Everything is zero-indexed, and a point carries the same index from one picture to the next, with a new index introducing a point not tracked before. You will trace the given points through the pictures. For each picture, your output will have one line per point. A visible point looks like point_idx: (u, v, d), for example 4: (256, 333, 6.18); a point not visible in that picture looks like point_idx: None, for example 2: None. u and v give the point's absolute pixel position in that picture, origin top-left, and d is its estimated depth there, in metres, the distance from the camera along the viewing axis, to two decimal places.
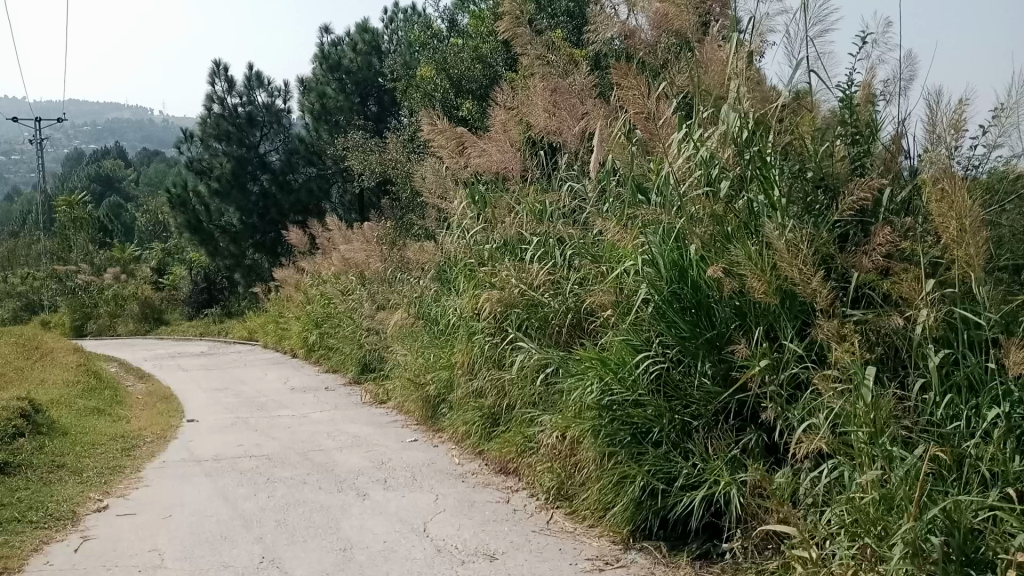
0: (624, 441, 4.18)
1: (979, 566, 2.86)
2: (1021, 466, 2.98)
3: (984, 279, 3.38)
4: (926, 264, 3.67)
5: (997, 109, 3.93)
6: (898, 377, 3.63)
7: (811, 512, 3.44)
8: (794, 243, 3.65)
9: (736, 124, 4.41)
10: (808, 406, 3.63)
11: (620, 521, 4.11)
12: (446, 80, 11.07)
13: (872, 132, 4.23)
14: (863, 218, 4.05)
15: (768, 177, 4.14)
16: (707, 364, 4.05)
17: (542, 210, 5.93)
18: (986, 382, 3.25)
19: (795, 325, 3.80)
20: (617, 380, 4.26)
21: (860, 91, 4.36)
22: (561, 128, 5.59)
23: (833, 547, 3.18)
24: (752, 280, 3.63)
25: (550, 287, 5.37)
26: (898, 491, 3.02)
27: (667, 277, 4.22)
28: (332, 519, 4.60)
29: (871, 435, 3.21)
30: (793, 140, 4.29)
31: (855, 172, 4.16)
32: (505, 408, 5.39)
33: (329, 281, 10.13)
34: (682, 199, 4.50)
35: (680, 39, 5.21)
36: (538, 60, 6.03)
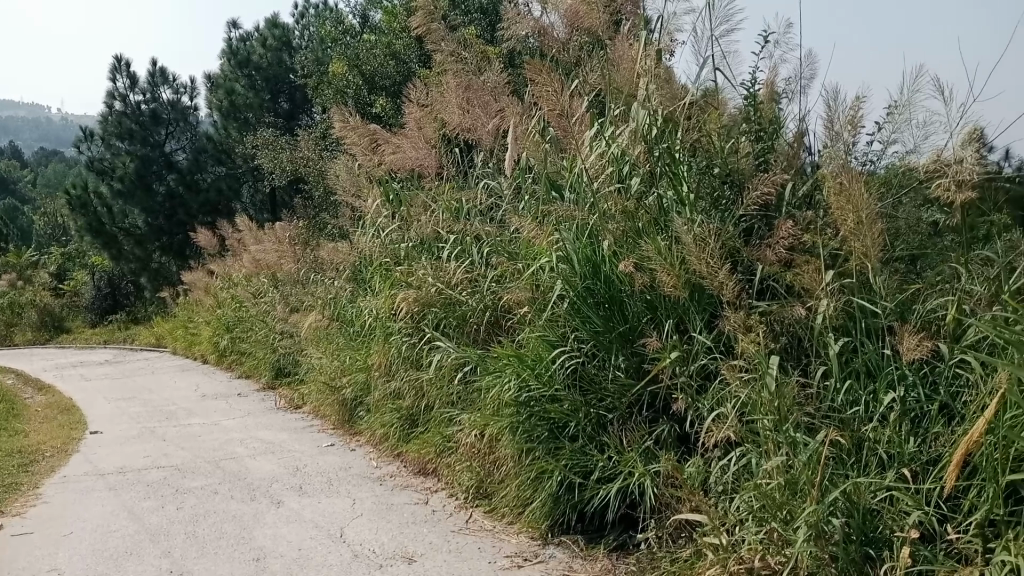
0: (541, 437, 4.19)
1: (877, 544, 3.00)
2: (915, 448, 3.12)
3: (879, 269, 3.52)
4: (826, 256, 3.81)
5: (891, 107, 4.12)
6: (801, 365, 3.74)
7: (721, 499, 3.53)
8: (702, 237, 3.73)
9: (645, 122, 4.48)
10: (717, 396, 3.71)
11: (538, 517, 4.12)
12: (358, 77, 10.89)
13: (776, 129, 4.35)
14: (768, 213, 4.16)
15: (677, 173, 4.25)
16: (620, 358, 4.09)
17: (459, 208, 5.87)
18: (883, 368, 3.39)
19: (704, 317, 3.89)
20: (534, 376, 4.27)
21: (764, 89, 4.49)
22: (475, 125, 5.50)
23: (742, 533, 3.26)
24: (662, 275, 3.71)
25: (467, 286, 5.30)
26: (801, 475, 3.12)
27: (581, 273, 4.25)
28: (245, 528, 4.46)
29: (776, 422, 3.31)
30: (701, 137, 4.39)
31: (761, 168, 4.27)
32: (422, 409, 5.31)
33: (241, 284, 9.85)
34: (595, 195, 4.53)
35: (591, 37, 5.25)
36: (451, 56, 5.97)
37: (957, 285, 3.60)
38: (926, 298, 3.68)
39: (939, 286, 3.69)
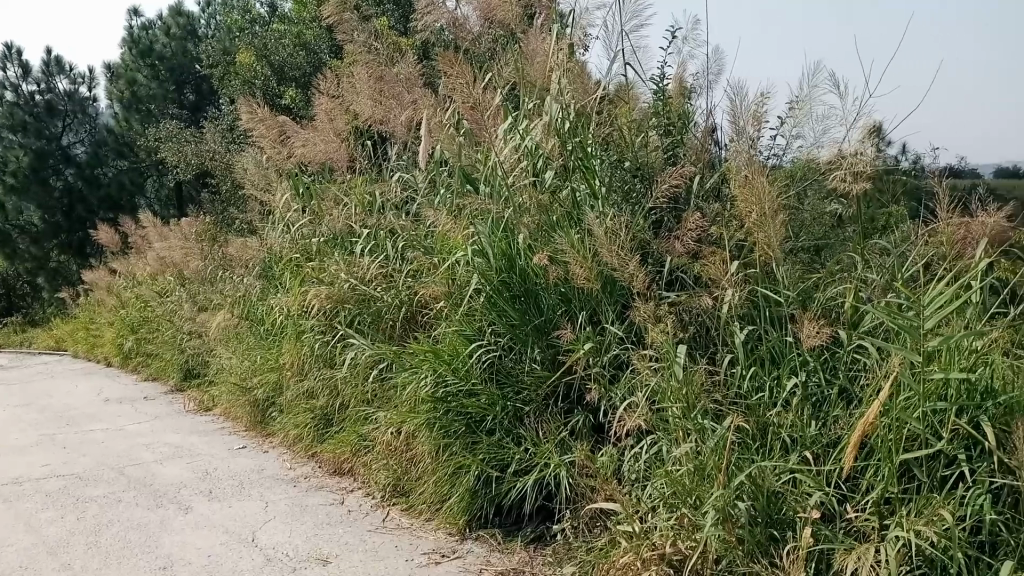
0: (458, 432, 4.15)
1: (781, 525, 3.09)
2: (816, 431, 3.24)
3: (781, 260, 3.64)
4: (732, 247, 3.91)
5: (793, 103, 4.25)
6: (709, 353, 3.83)
7: (635, 487, 3.59)
8: (613, 230, 3.77)
9: (558, 116, 4.50)
10: (630, 386, 3.78)
11: (455, 512, 4.09)
12: (266, 67, 10.57)
13: (684, 124, 4.45)
14: (677, 206, 4.24)
15: (591, 168, 4.29)
16: (536, 350, 4.11)
17: (372, 202, 5.79)
18: (786, 354, 3.52)
19: (616, 308, 3.95)
20: (451, 370, 4.23)
21: (674, 84, 4.60)
22: (388, 117, 5.41)
23: (654, 520, 3.32)
24: (575, 267, 3.73)
25: (382, 281, 5.19)
26: (709, 461, 3.22)
27: (496, 267, 4.24)
28: (151, 536, 4.28)
29: (684, 409, 3.40)
30: (613, 131, 4.43)
31: (670, 161, 4.37)
32: (338, 408, 5.20)
33: (146, 283, 9.46)
34: (510, 189, 4.52)
35: (505, 31, 5.22)
36: (363, 47, 5.85)
37: (854, 273, 3.75)
38: (827, 287, 3.82)
39: (838, 275, 3.83)
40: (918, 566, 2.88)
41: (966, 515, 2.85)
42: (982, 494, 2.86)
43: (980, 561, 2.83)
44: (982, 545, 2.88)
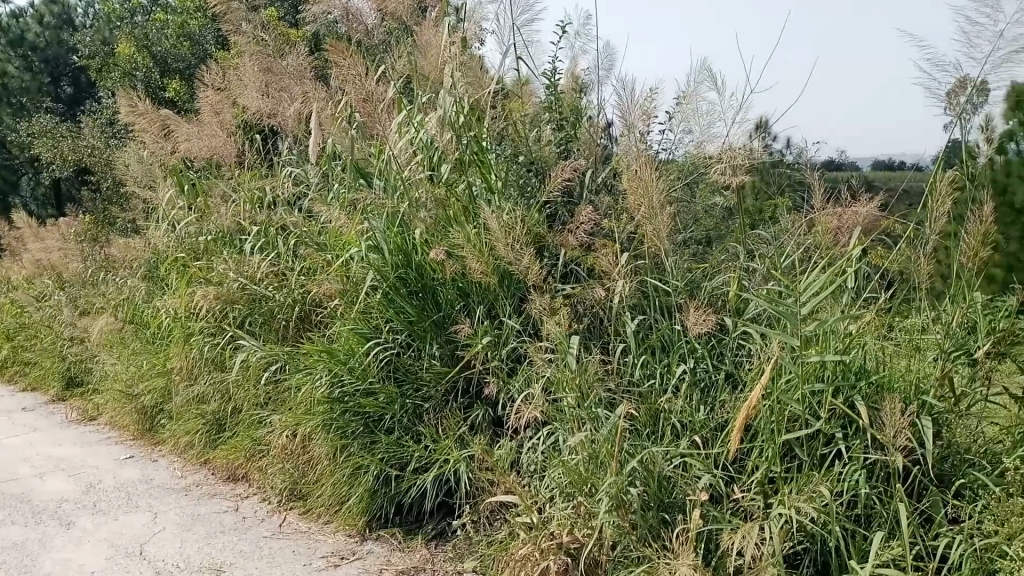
0: (356, 432, 4.07)
1: (672, 508, 3.17)
2: (704, 415, 3.34)
3: (669, 251, 3.74)
4: (622, 239, 4.00)
5: (681, 98, 4.34)
6: (603, 344, 3.89)
7: (533, 479, 3.61)
8: (508, 223, 3.78)
9: (452, 109, 4.41)
10: (527, 379, 3.79)
11: (355, 513, 4.02)
12: (147, 57, 10.12)
13: (577, 119, 4.43)
14: (570, 199, 4.27)
15: (485, 162, 4.27)
16: (434, 346, 4.04)
17: (262, 199, 5.61)
18: (675, 342, 3.62)
19: (513, 302, 3.95)
20: (347, 370, 4.08)
21: (566, 79, 4.61)
22: (277, 110, 5.24)
23: (551, 510, 3.36)
24: (471, 261, 3.70)
25: (274, 280, 5.02)
26: (602, 449, 3.27)
27: (392, 262, 4.12)
28: (28, 555, 4.02)
29: (578, 399, 3.47)
30: (507, 126, 4.43)
31: (562, 156, 4.39)
32: (230, 412, 5.03)
33: (21, 287, 8.87)
34: (405, 182, 4.39)
35: (399, 23, 5.07)
36: (250, 38, 5.67)
37: (739, 263, 3.89)
38: (713, 276, 3.95)
39: (723, 264, 3.97)
40: (800, 541, 3.00)
41: (843, 490, 2.99)
42: (858, 469, 3.01)
43: (856, 533, 2.97)
44: (858, 518, 3.02)
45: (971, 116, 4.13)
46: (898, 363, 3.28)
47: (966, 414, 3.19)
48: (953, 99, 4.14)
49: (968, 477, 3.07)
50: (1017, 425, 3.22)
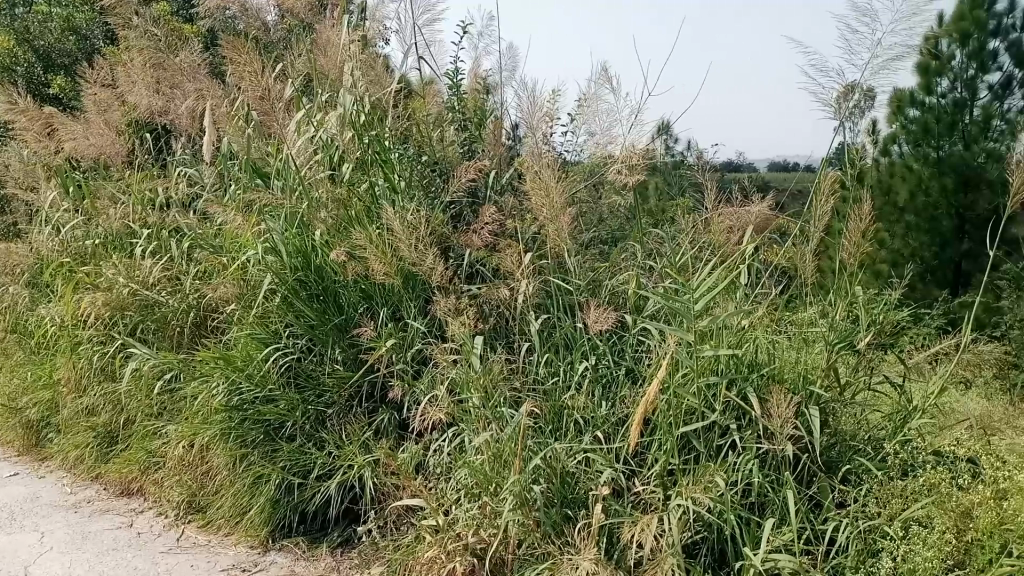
0: (256, 440, 3.94)
1: (574, 504, 3.20)
2: (606, 411, 3.39)
3: (571, 251, 3.78)
4: (525, 239, 4.00)
5: (582, 100, 4.40)
6: (507, 344, 3.89)
7: (439, 481, 3.59)
8: (412, 223, 3.70)
9: (352, 108, 4.32)
10: (431, 381, 3.75)
11: (256, 524, 3.89)
12: (27, 52, 9.57)
13: (480, 119, 4.46)
14: (475, 199, 4.23)
15: (387, 161, 4.14)
16: (336, 350, 3.95)
17: (154, 200, 5.39)
18: (578, 339, 3.67)
19: (418, 303, 3.87)
20: (245, 377, 3.93)
21: (469, 80, 4.61)
22: (169, 107, 5.04)
23: (457, 512, 3.35)
24: (373, 262, 3.61)
25: (167, 285, 4.82)
26: (505, 448, 3.27)
27: (291, 265, 3.99)
28: None
29: (484, 399, 3.44)
30: (411, 126, 4.37)
31: (467, 156, 4.38)
32: (123, 424, 4.81)
33: None
34: (305, 182, 4.28)
35: (298, 21, 4.93)
36: (139, 32, 5.45)
37: (638, 262, 3.97)
38: (614, 274, 4.02)
39: (623, 263, 4.04)
40: (698, 531, 3.07)
41: (737, 479, 3.09)
42: (751, 459, 3.10)
43: (751, 521, 3.07)
44: (752, 506, 3.13)
45: (856, 119, 4.33)
46: (787, 356, 3.41)
47: (850, 402, 3.34)
48: (839, 103, 4.33)
49: (853, 463, 3.21)
50: (898, 412, 3.39)
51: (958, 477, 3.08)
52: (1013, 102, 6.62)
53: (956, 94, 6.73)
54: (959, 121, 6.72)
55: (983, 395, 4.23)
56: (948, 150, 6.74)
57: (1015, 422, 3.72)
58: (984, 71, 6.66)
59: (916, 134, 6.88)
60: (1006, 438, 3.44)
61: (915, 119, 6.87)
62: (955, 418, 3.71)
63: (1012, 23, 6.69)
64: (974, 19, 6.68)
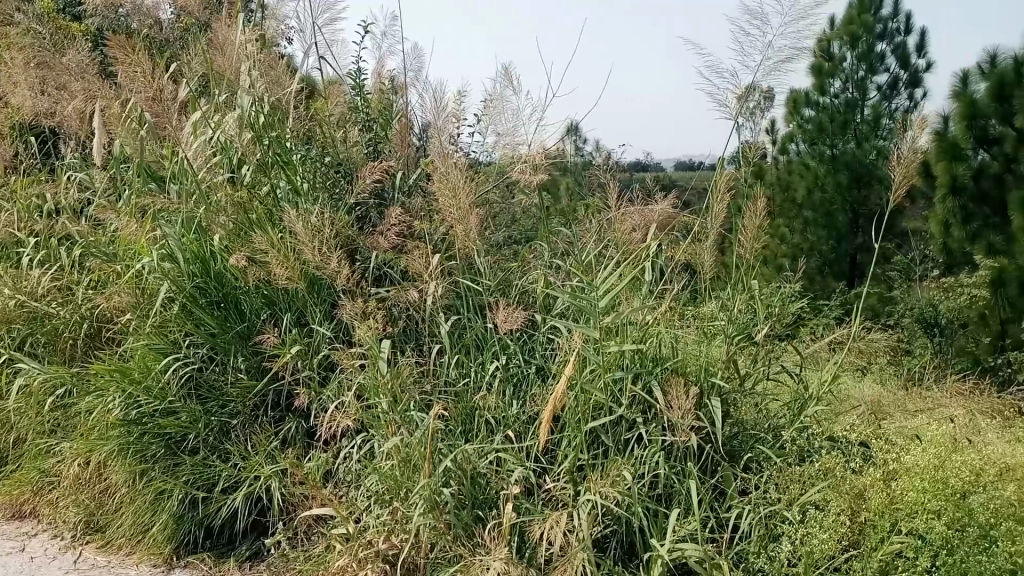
0: (157, 455, 3.78)
1: (485, 505, 3.20)
2: (517, 409, 3.39)
3: (479, 251, 3.76)
4: (433, 241, 3.96)
5: (487, 101, 4.38)
6: (417, 347, 3.85)
7: (348, 489, 3.52)
8: (315, 226, 3.62)
9: (251, 109, 4.20)
10: (339, 386, 3.67)
11: (159, 542, 3.73)
12: None
13: (386, 120, 4.35)
14: (381, 200, 4.16)
15: (289, 163, 4.06)
16: (239, 358, 3.83)
17: (40, 207, 5.13)
18: (488, 340, 3.67)
19: (323, 308, 3.80)
20: (142, 390, 3.77)
21: (373, 80, 4.53)
22: (55, 109, 4.84)
23: (367, 520, 3.29)
24: (274, 268, 3.51)
25: (58, 295, 4.58)
26: (415, 452, 3.22)
27: (188, 271, 3.85)
28: None
29: (391, 403, 3.35)
30: (315, 127, 4.28)
31: (373, 157, 4.30)
32: (12, 443, 4.53)
33: None
34: (202, 185, 4.14)
35: (193, 19, 4.77)
36: (21, 31, 5.19)
37: (546, 261, 3.99)
38: (523, 273, 4.04)
39: (531, 263, 4.06)
40: (607, 525, 3.11)
41: (644, 472, 3.14)
42: (657, 452, 3.15)
43: (658, 513, 3.13)
44: (659, 498, 3.19)
45: (756, 119, 4.47)
46: (690, 350, 3.49)
47: (751, 393, 3.45)
48: (739, 104, 4.46)
49: (755, 451, 3.31)
50: (796, 400, 3.52)
51: (851, 461, 3.22)
52: (900, 102, 6.98)
53: (848, 95, 7.08)
54: (851, 120, 7.03)
55: (876, 381, 4.44)
56: (841, 148, 7.04)
57: (904, 405, 3.92)
58: (872, 73, 6.99)
59: (812, 133, 7.19)
60: (895, 422, 3.62)
61: (810, 118, 7.19)
62: (850, 404, 3.87)
63: (897, 26, 7.01)
64: (862, 23, 6.98)
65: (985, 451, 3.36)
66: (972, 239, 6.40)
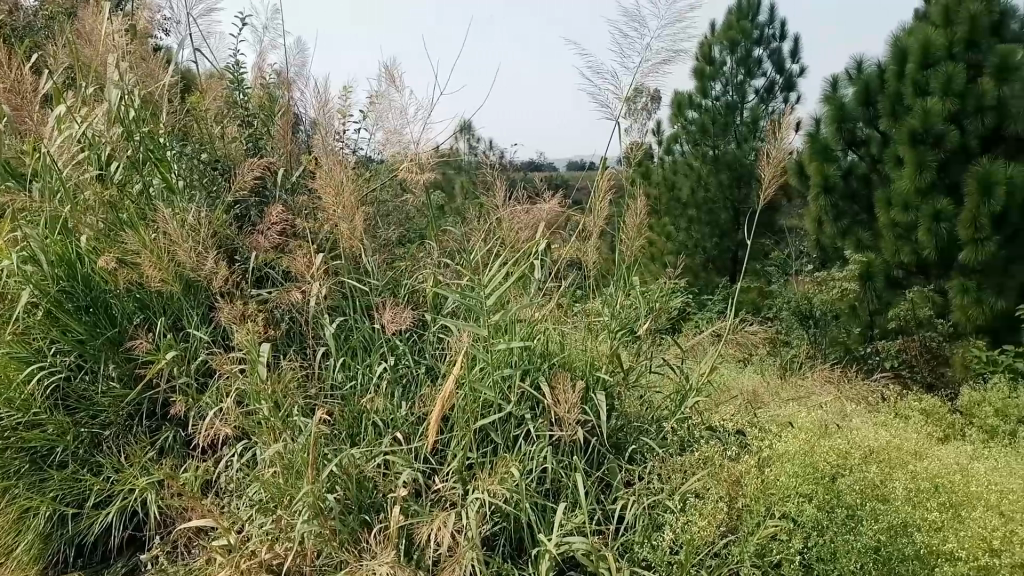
0: (20, 470, 3.54)
1: (372, 508, 3.16)
2: (405, 411, 3.35)
3: (365, 250, 3.70)
4: (317, 240, 3.86)
5: (371, 98, 4.29)
6: (301, 349, 3.76)
7: (230, 498, 3.40)
8: (190, 225, 3.48)
9: (120, 103, 3.99)
10: (219, 391, 3.53)
11: (24, 563, 3.49)
12: None
13: (267, 115, 4.22)
14: (262, 198, 4.04)
15: (163, 159, 3.88)
16: (111, 366, 3.63)
17: None
18: (375, 341, 3.61)
19: (199, 311, 3.65)
20: (2, 402, 3.51)
21: (253, 74, 4.39)
22: None
23: (250, 529, 3.19)
24: (145, 270, 3.35)
25: None
26: (297, 458, 3.12)
27: (52, 275, 3.60)
28: None
29: (273, 408, 3.25)
30: (191, 122, 4.11)
31: (253, 154, 4.17)
32: None
33: None
34: (67, 183, 3.90)
35: (59, 7, 4.50)
36: None
37: (434, 260, 3.97)
38: (411, 273, 4.00)
39: (420, 262, 4.03)
40: (496, 523, 3.12)
41: (532, 467, 3.16)
42: (544, 447, 3.18)
43: (545, 508, 3.16)
44: (547, 492, 3.23)
45: (642, 120, 4.58)
46: (576, 346, 3.55)
47: (634, 386, 3.53)
48: (628, 104, 4.55)
49: (638, 443, 3.40)
50: (678, 392, 3.63)
51: (729, 449, 3.37)
52: (777, 104, 7.29)
53: (728, 97, 7.33)
54: (732, 121, 7.30)
55: (754, 372, 4.65)
56: (723, 149, 7.32)
57: (778, 394, 4.11)
58: (750, 77, 7.29)
59: (696, 134, 7.45)
60: (770, 410, 3.79)
61: (693, 120, 7.44)
62: (729, 395, 4.03)
63: (773, 32, 7.33)
64: (740, 29, 7.29)
65: (851, 435, 3.58)
66: (843, 236, 6.78)
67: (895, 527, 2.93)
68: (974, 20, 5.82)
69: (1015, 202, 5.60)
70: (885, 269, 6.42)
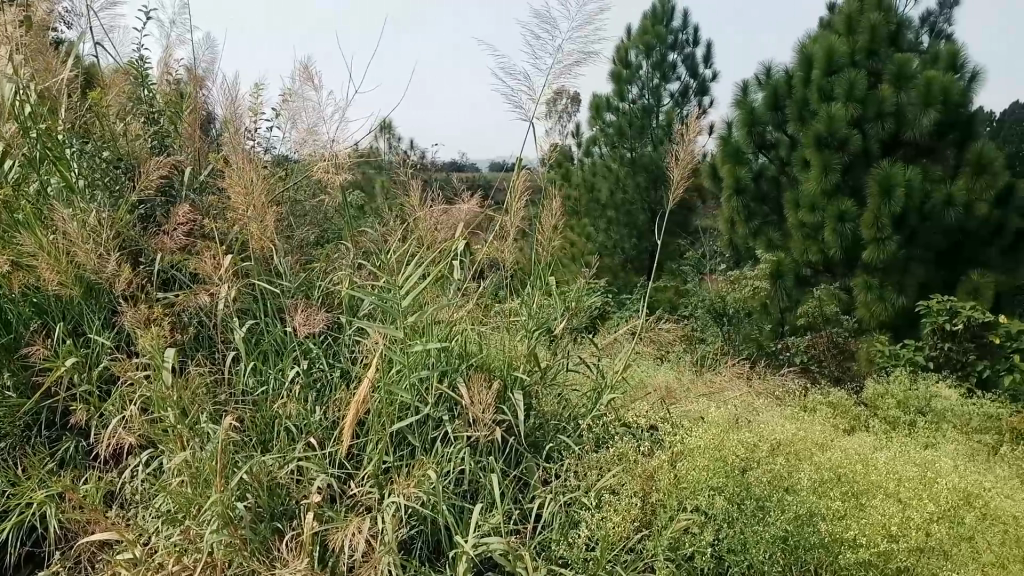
0: None
1: (285, 515, 3.11)
2: (319, 415, 3.30)
3: (276, 251, 3.62)
4: (227, 241, 3.76)
5: (283, 95, 4.23)
6: (211, 354, 3.65)
7: (135, 509, 3.28)
8: (91, 226, 3.34)
9: (14, 97, 3.79)
10: (122, 399, 3.40)
11: None
12: None
13: (175, 113, 4.14)
14: (169, 197, 3.91)
15: (61, 157, 3.70)
16: (5, 375, 3.45)
17: None
18: (287, 345, 3.53)
19: (101, 316, 3.50)
20: None
21: (160, 70, 4.27)
22: None
23: (157, 541, 3.08)
24: (42, 272, 3.19)
25: None
26: (204, 466, 3.02)
27: None
28: None
29: (180, 415, 3.12)
30: (92, 119, 3.95)
31: (160, 152, 4.10)
32: None
33: None
34: None
35: None
36: None
37: (350, 261, 3.92)
38: (326, 274, 3.94)
39: (335, 263, 3.98)
40: (414, 525, 3.11)
41: (449, 469, 3.14)
42: (461, 449, 3.17)
43: (462, 509, 3.15)
44: (463, 494, 3.23)
45: (560, 122, 4.62)
46: (492, 347, 3.55)
47: (551, 386, 3.56)
48: (549, 106, 4.56)
49: (555, 441, 3.43)
50: (594, 390, 3.68)
51: (642, 445, 3.47)
52: (690, 108, 7.49)
53: (644, 101, 7.48)
54: (648, 124, 7.45)
55: (668, 369, 4.75)
56: (639, 151, 7.47)
57: (691, 390, 4.22)
58: (664, 81, 7.46)
59: (613, 136, 7.59)
60: (682, 407, 3.89)
61: (611, 122, 7.57)
62: (644, 392, 4.11)
63: (686, 37, 7.52)
64: (655, 34, 7.41)
65: (758, 427, 3.72)
66: (755, 236, 7.01)
67: (801, 516, 3.04)
68: (874, 30, 6.20)
69: (913, 203, 5.91)
70: (795, 268, 6.66)
